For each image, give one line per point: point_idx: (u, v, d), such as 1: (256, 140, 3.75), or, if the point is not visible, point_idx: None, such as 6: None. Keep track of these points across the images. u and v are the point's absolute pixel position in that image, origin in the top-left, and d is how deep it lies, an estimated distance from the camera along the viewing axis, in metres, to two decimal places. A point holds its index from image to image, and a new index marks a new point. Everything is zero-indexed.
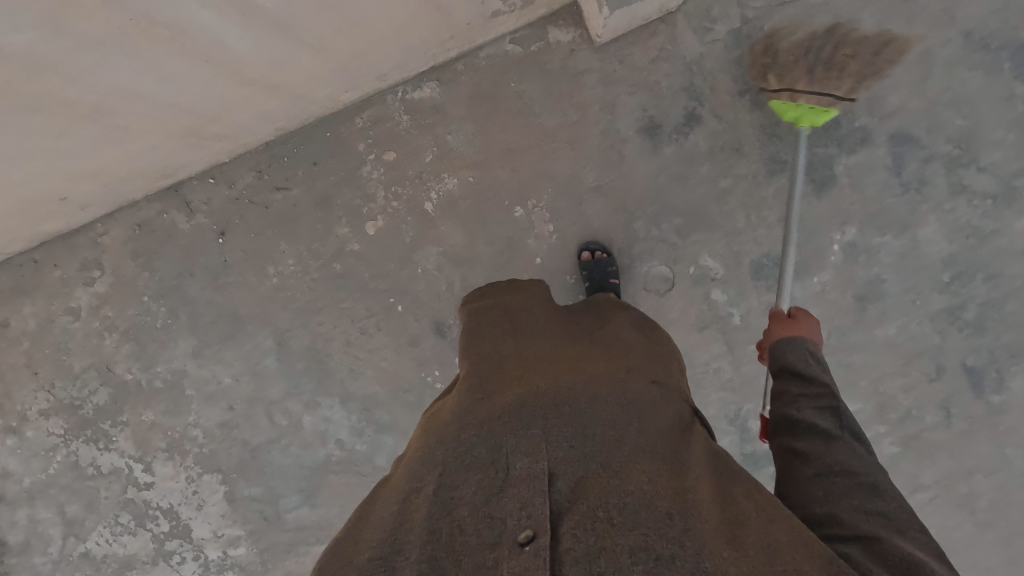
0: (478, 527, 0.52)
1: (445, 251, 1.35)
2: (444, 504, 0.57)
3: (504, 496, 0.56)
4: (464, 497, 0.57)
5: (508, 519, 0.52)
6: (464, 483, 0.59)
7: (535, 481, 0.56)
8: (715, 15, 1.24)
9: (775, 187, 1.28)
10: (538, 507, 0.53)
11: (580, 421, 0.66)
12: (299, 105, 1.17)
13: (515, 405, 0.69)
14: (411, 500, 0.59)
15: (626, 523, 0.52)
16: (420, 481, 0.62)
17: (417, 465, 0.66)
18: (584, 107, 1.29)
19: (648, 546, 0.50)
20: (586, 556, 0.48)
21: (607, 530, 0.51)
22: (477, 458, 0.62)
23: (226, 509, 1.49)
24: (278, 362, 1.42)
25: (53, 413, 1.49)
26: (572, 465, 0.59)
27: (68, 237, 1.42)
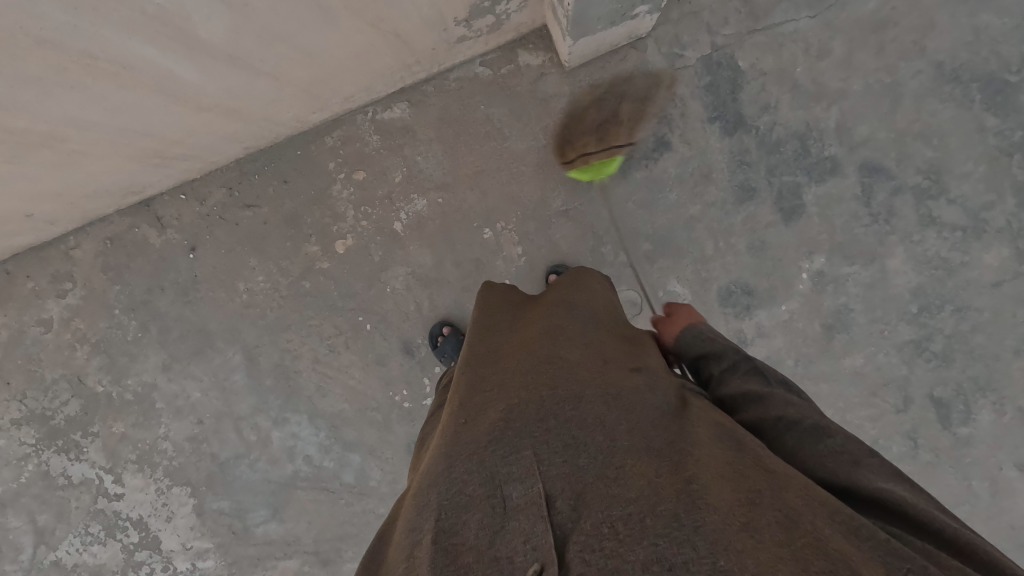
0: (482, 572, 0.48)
1: (414, 272, 1.35)
2: (440, 550, 0.51)
3: (503, 535, 0.51)
4: (462, 540, 0.52)
5: (514, 558, 0.49)
6: (459, 526, 0.54)
7: (532, 508, 0.53)
8: (685, 42, 1.24)
9: (744, 215, 1.27)
10: (543, 540, 0.49)
11: (568, 430, 0.62)
12: (264, 125, 1.18)
13: (499, 421, 0.64)
14: (411, 554, 0.53)
15: (638, 533, 0.49)
16: (414, 528, 0.56)
17: (407, 513, 0.59)
18: (553, 131, 1.28)
19: (664, 554, 0.46)
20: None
21: (618, 548, 0.48)
22: (468, 494, 0.56)
23: (195, 522, 1.50)
24: (247, 378, 1.43)
25: (24, 423, 1.50)
26: (567, 482, 0.56)
27: (40, 249, 1.43)
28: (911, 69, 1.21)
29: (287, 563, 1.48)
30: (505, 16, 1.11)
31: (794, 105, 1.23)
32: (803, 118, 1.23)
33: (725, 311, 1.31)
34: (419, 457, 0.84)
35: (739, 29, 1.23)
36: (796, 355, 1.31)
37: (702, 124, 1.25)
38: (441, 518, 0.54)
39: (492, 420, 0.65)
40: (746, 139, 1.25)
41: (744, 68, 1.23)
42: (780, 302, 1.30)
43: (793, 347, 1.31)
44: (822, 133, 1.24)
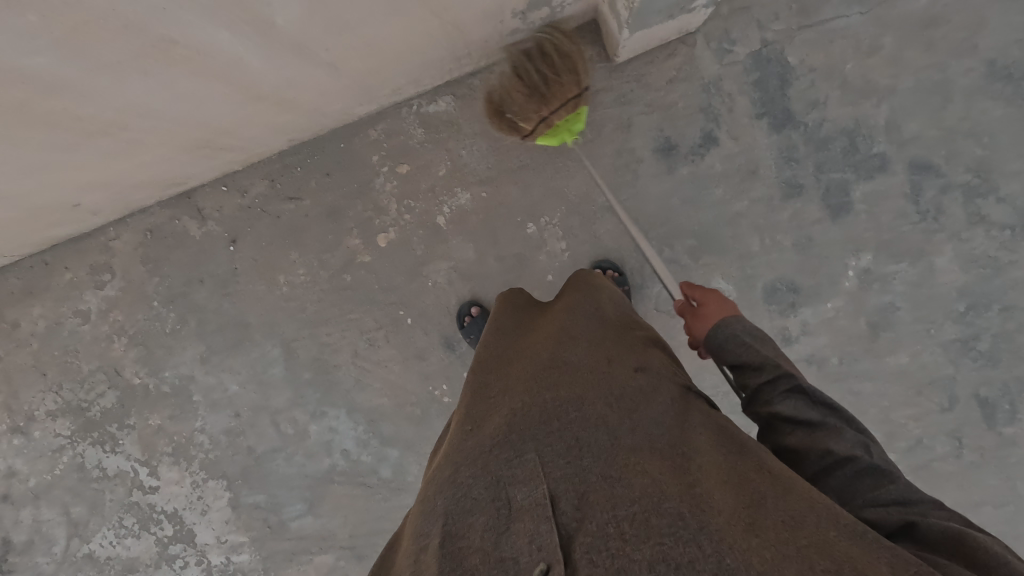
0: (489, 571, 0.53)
1: (456, 266, 1.35)
2: (450, 553, 0.56)
3: (509, 535, 0.56)
4: (473, 541, 0.57)
5: (521, 558, 0.53)
6: (468, 528, 0.59)
7: (537, 511, 0.57)
8: (734, 37, 1.23)
9: (790, 212, 1.27)
10: (546, 538, 0.54)
11: (572, 437, 0.67)
12: (312, 117, 1.17)
13: (506, 428, 0.70)
14: (422, 555, 0.58)
15: (637, 532, 0.53)
16: (425, 531, 0.61)
17: (418, 516, 0.65)
18: (599, 126, 1.28)
19: (661, 550, 0.50)
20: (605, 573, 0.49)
21: (621, 547, 0.52)
22: (476, 497, 0.62)
23: (230, 515, 1.50)
24: (285, 371, 1.42)
25: (60, 415, 1.49)
26: (569, 483, 0.60)
27: (79, 240, 1.43)
28: (963, 66, 1.20)
29: (323, 557, 1.48)
30: (559, 8, 1.10)
31: (843, 102, 1.23)
32: (852, 115, 1.23)
33: (770, 308, 1.31)
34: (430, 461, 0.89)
35: (789, 25, 1.22)
36: (840, 353, 1.31)
37: (749, 119, 1.25)
38: (450, 522, 0.60)
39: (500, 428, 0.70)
40: (795, 135, 1.24)
41: (794, 64, 1.22)
42: (825, 300, 1.29)
43: (837, 345, 1.31)
44: (871, 130, 1.23)
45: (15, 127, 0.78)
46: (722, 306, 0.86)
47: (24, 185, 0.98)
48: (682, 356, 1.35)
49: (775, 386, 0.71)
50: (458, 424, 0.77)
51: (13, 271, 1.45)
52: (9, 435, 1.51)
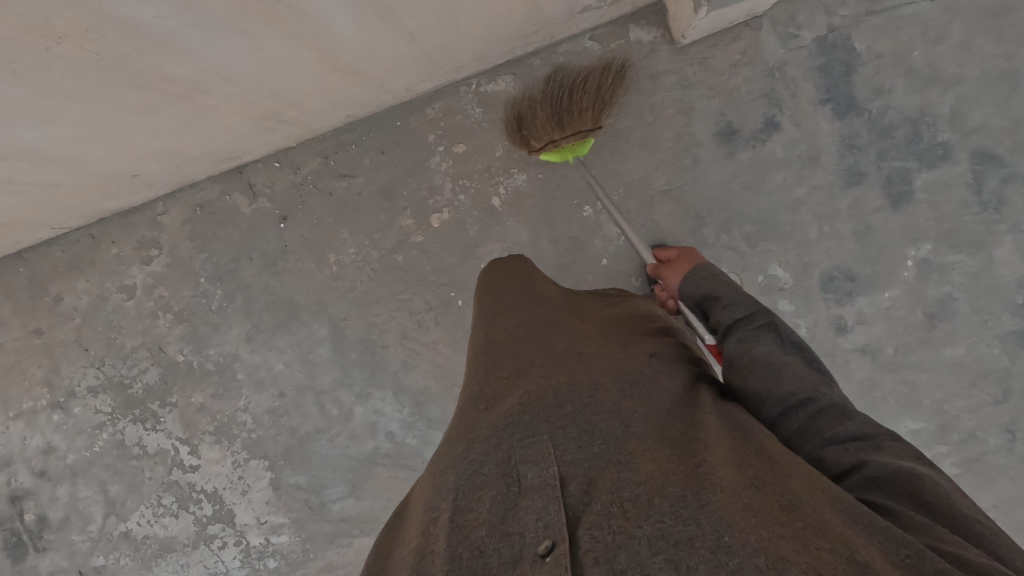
0: (494, 547, 0.52)
1: (509, 249, 1.33)
2: (457, 530, 0.56)
3: (515, 514, 0.55)
4: (480, 517, 0.56)
5: (526, 533, 0.52)
6: (475, 504, 0.58)
7: (545, 490, 0.56)
8: (800, 22, 1.23)
9: (851, 200, 1.26)
10: (553, 518, 0.52)
11: (581, 417, 0.66)
12: (376, 92, 1.16)
13: (517, 408, 0.69)
14: (432, 532, 0.57)
15: (643, 511, 0.50)
16: (436, 508, 0.61)
17: (429, 492, 0.65)
18: (660, 109, 1.27)
19: (664, 530, 0.48)
20: (607, 553, 0.47)
21: (624, 525, 0.49)
22: (486, 475, 0.61)
23: (271, 496, 1.48)
24: (332, 352, 1.41)
25: (101, 391, 1.48)
26: (578, 464, 0.59)
27: (128, 214, 1.42)
28: None
29: (364, 540, 1.47)
30: None
31: (909, 89, 1.22)
32: (917, 102, 1.22)
33: (826, 297, 1.30)
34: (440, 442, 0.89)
35: (857, 11, 1.22)
36: (895, 343, 1.30)
37: (813, 105, 1.24)
38: (459, 501, 0.59)
39: (510, 409, 0.69)
40: (857, 122, 1.24)
41: (860, 51, 1.22)
42: (882, 289, 1.28)
43: (893, 335, 1.30)
44: (936, 119, 1.22)
45: (105, 85, 0.77)
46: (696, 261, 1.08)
47: (93, 149, 0.97)
48: None
49: (752, 322, 0.83)
50: (468, 402, 0.77)
51: (60, 244, 1.44)
52: (49, 411, 1.50)
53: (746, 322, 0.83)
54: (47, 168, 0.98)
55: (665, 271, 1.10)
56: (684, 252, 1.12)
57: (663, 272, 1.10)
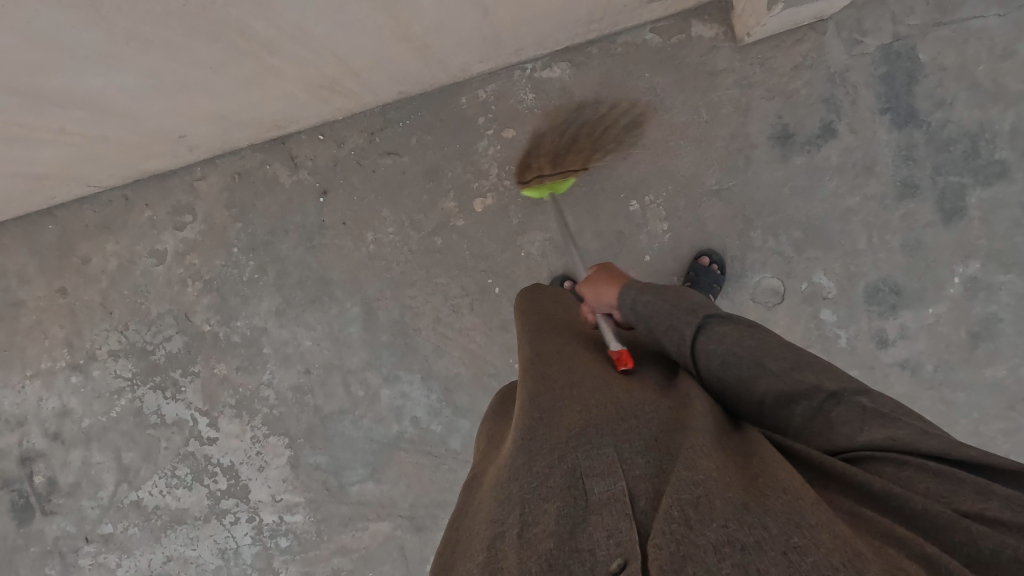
0: (567, 563, 0.47)
1: (552, 238, 1.31)
2: (524, 544, 0.51)
3: (585, 532, 0.49)
4: (547, 530, 0.51)
5: (597, 550, 0.47)
6: (541, 518, 0.53)
7: (616, 507, 0.51)
8: (867, 28, 1.21)
9: (903, 212, 1.24)
10: (626, 534, 0.47)
11: (648, 432, 0.59)
12: (433, 69, 1.15)
13: (577, 419, 0.63)
14: (498, 544, 0.52)
15: (704, 515, 0.45)
16: (497, 519, 0.56)
17: (488, 505, 0.60)
18: (716, 107, 1.25)
19: (733, 538, 0.43)
20: (672, 560, 0.42)
21: (688, 531, 0.45)
22: (551, 488, 0.56)
23: (288, 475, 1.46)
24: (362, 331, 1.39)
25: (122, 355, 1.45)
26: (647, 480, 0.53)
27: (164, 177, 1.40)
28: None
29: (380, 525, 1.44)
30: None
31: (971, 104, 1.20)
32: (977, 118, 1.21)
33: (870, 309, 1.28)
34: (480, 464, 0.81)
35: (925, 20, 1.20)
36: (936, 360, 1.28)
37: (872, 114, 1.23)
38: (524, 516, 0.54)
39: (570, 417, 0.64)
40: (915, 134, 1.22)
41: (925, 61, 1.20)
42: (928, 305, 1.27)
43: (934, 352, 1.28)
44: (995, 136, 1.21)
45: (182, 33, 0.77)
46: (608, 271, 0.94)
47: (152, 105, 0.95)
48: None
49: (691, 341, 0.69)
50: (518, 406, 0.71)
51: (92, 203, 1.41)
52: (68, 373, 1.47)
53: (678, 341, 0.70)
54: (102, 121, 0.96)
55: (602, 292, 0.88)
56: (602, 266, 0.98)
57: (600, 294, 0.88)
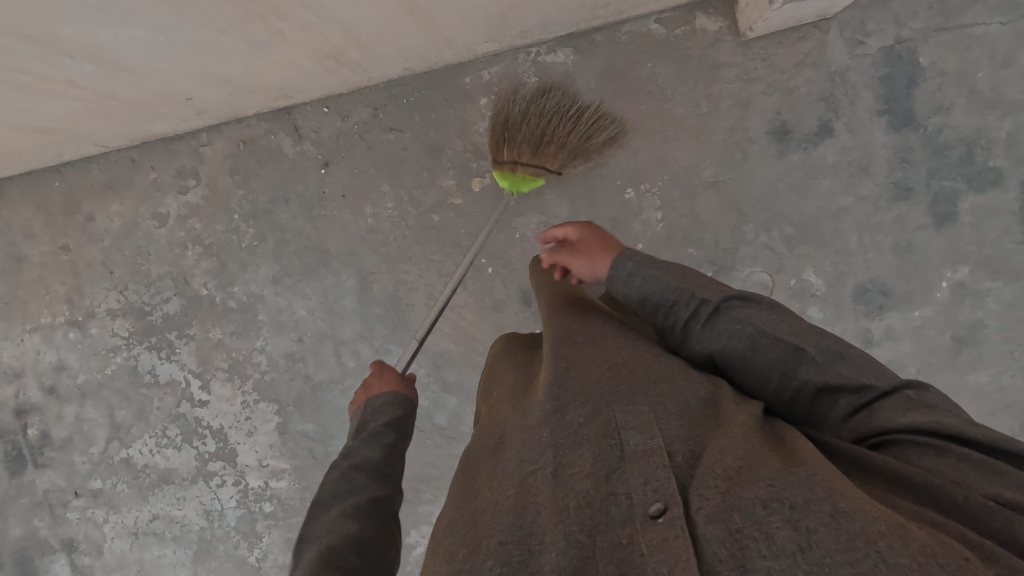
0: (605, 505, 0.52)
1: (547, 222, 1.33)
2: (564, 485, 0.56)
3: (623, 478, 0.53)
4: (584, 472, 0.55)
5: (634, 495, 0.51)
6: (579, 461, 0.57)
7: (652, 457, 0.54)
8: (869, 29, 1.22)
9: (895, 214, 1.26)
10: (664, 482, 0.50)
11: (683, 399, 0.63)
12: (437, 46, 1.17)
13: (611, 380, 0.67)
14: (537, 484, 0.58)
15: (750, 477, 0.48)
16: (535, 462, 0.60)
17: (523, 448, 0.64)
18: (716, 100, 1.27)
19: (777, 492, 0.46)
20: (719, 511, 0.46)
21: (732, 486, 0.48)
22: (589, 436, 0.59)
23: (276, 441, 1.48)
24: (356, 304, 1.41)
25: (120, 314, 1.48)
26: (682, 438, 0.56)
27: (171, 141, 1.42)
28: None
29: None
30: None
31: (969, 110, 1.21)
32: (975, 124, 1.22)
33: (857, 309, 1.29)
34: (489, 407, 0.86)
35: (928, 25, 1.21)
36: (920, 363, 1.30)
37: (870, 115, 1.24)
38: (561, 461, 0.58)
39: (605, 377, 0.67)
40: (912, 137, 1.23)
41: (925, 65, 1.22)
42: (915, 307, 1.28)
43: (918, 354, 1.29)
44: (991, 143, 1.22)
45: None
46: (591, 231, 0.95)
47: (161, 62, 0.97)
48: None
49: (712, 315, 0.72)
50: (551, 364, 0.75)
51: (99, 163, 1.44)
52: (66, 329, 1.50)
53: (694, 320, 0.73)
54: (112, 76, 0.98)
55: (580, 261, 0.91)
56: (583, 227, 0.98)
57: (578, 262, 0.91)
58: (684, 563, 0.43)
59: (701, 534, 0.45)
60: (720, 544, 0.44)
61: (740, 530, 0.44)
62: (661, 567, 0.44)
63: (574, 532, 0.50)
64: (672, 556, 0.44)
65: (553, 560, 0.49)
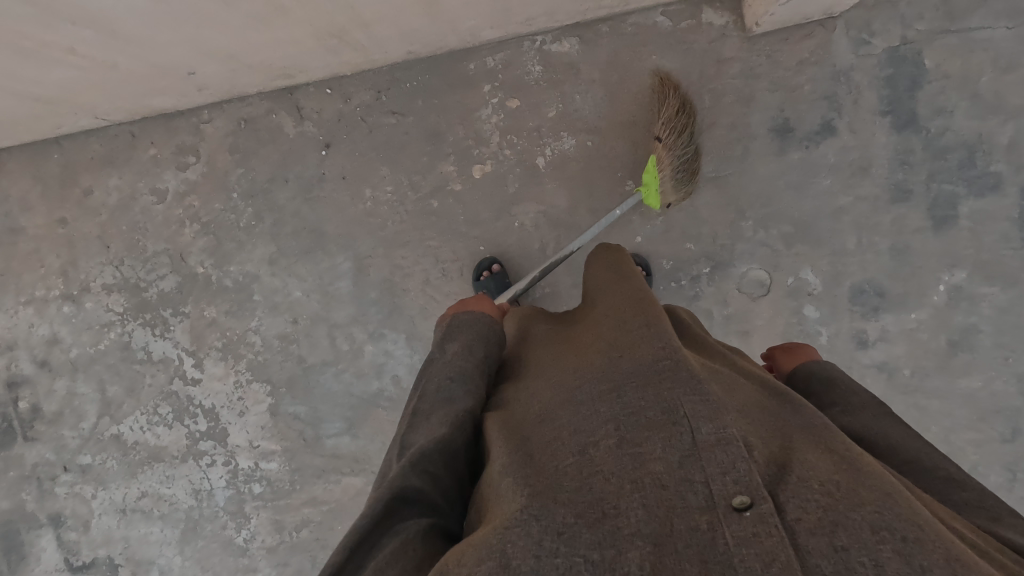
0: (681, 488, 0.49)
1: (546, 212, 1.33)
2: (633, 457, 0.53)
3: (699, 463, 0.50)
4: (657, 451, 0.53)
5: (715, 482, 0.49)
6: (647, 438, 0.54)
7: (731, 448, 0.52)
8: (875, 29, 1.22)
9: (894, 216, 1.26)
10: (746, 474, 0.48)
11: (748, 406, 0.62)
12: (439, 30, 1.17)
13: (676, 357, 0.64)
14: (596, 453, 0.55)
15: (851, 497, 0.48)
16: (595, 429, 0.58)
17: (578, 414, 0.61)
18: (719, 96, 1.26)
19: (884, 519, 0.45)
20: (822, 525, 0.45)
21: (832, 503, 0.47)
22: (653, 416, 0.56)
23: (267, 422, 1.48)
24: (351, 287, 1.40)
25: (115, 290, 1.47)
26: (757, 439, 0.54)
27: (172, 117, 1.41)
28: None
29: (352, 480, 1.47)
30: None
31: (970, 114, 1.21)
32: (976, 128, 1.22)
33: (853, 309, 1.29)
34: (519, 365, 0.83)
35: (932, 27, 1.21)
36: (913, 366, 1.30)
37: (873, 115, 1.24)
38: (626, 433, 0.55)
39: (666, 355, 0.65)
40: (914, 138, 1.23)
41: (929, 68, 1.21)
42: (910, 310, 1.28)
43: (911, 357, 1.30)
44: (992, 148, 1.22)
45: None
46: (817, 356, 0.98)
47: (161, 34, 0.97)
48: (754, 342, 1.33)
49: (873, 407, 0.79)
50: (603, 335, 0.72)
51: (98, 137, 1.43)
52: (59, 302, 1.49)
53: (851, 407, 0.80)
54: (112, 46, 0.98)
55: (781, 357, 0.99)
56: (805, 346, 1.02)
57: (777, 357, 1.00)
58: (783, 566, 0.41)
59: (803, 545, 0.44)
60: (823, 558, 0.43)
61: (845, 548, 0.43)
62: (755, 563, 0.42)
63: (650, 508, 0.49)
64: (768, 555, 0.42)
65: (632, 528, 0.47)
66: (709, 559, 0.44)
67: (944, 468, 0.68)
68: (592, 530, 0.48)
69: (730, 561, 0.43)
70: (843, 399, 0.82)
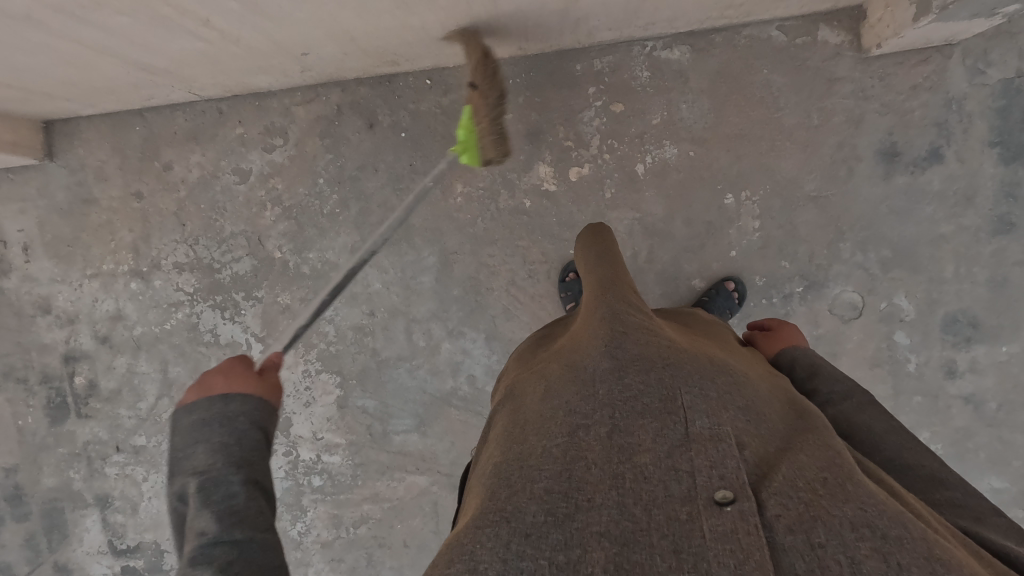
0: (663, 480, 0.49)
1: (641, 220, 1.31)
2: (620, 450, 0.53)
3: (686, 455, 0.50)
4: (643, 444, 0.52)
5: (696, 476, 0.48)
6: (638, 431, 0.54)
7: (720, 444, 0.51)
8: (992, 59, 1.21)
9: (994, 247, 1.25)
10: (732, 470, 0.48)
11: (743, 400, 0.60)
12: (559, 27, 1.15)
13: (673, 351, 0.64)
14: (584, 441, 0.55)
15: (838, 497, 0.46)
16: (583, 420, 0.58)
17: (571, 402, 0.60)
18: (828, 114, 1.26)
19: (869, 520, 0.44)
20: (802, 523, 0.44)
21: (817, 501, 0.46)
22: (647, 407, 0.56)
23: (333, 415, 1.45)
24: (434, 282, 1.38)
25: (187, 269, 1.44)
26: (750, 437, 0.54)
27: (263, 97, 1.38)
28: None
29: (416, 479, 1.45)
30: None
31: None
32: None
33: (944, 338, 1.29)
34: (519, 367, 0.82)
35: None
36: (1001, 399, 1.29)
37: (982, 145, 1.23)
38: (616, 423, 0.56)
39: (665, 347, 0.64)
40: (1021, 172, 1.23)
41: None
42: (1002, 342, 1.27)
43: (999, 390, 1.29)
44: None
45: None
46: (800, 336, 0.96)
47: (299, 11, 0.95)
48: (840, 365, 1.32)
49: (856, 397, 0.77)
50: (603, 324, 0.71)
51: (183, 111, 1.40)
52: (128, 278, 1.45)
53: (839, 397, 0.78)
54: (246, 18, 0.95)
55: (761, 339, 0.96)
56: (786, 325, 1.00)
57: (757, 339, 0.97)
58: (758, 564, 0.40)
59: (781, 543, 0.43)
60: (801, 558, 0.42)
61: (823, 544, 0.42)
62: (727, 558, 0.42)
63: (626, 500, 0.48)
64: (742, 551, 0.42)
65: (604, 523, 0.47)
66: (681, 550, 0.43)
67: (926, 465, 0.67)
68: (563, 527, 0.47)
69: (703, 553, 0.42)
70: (827, 392, 0.79)
